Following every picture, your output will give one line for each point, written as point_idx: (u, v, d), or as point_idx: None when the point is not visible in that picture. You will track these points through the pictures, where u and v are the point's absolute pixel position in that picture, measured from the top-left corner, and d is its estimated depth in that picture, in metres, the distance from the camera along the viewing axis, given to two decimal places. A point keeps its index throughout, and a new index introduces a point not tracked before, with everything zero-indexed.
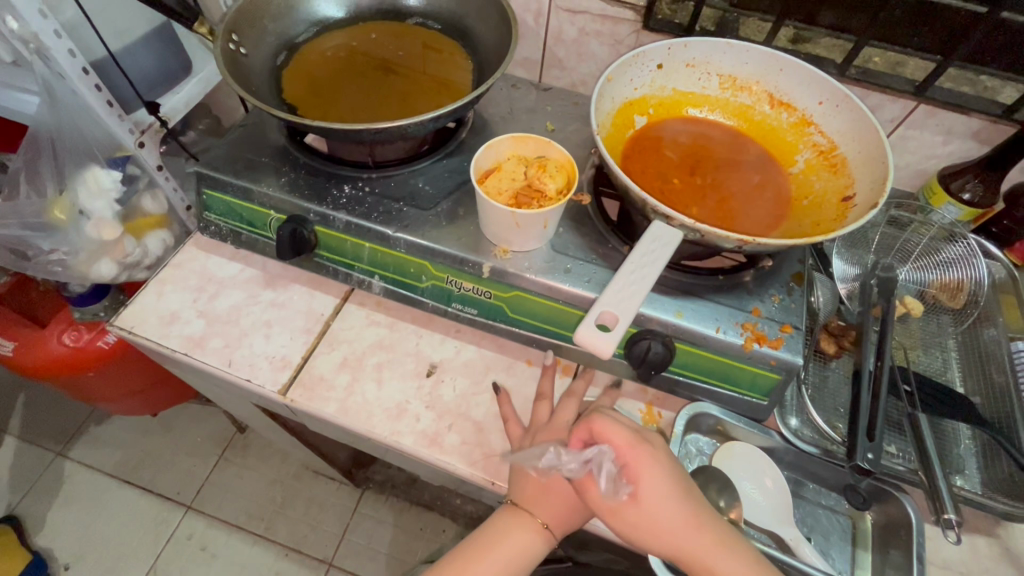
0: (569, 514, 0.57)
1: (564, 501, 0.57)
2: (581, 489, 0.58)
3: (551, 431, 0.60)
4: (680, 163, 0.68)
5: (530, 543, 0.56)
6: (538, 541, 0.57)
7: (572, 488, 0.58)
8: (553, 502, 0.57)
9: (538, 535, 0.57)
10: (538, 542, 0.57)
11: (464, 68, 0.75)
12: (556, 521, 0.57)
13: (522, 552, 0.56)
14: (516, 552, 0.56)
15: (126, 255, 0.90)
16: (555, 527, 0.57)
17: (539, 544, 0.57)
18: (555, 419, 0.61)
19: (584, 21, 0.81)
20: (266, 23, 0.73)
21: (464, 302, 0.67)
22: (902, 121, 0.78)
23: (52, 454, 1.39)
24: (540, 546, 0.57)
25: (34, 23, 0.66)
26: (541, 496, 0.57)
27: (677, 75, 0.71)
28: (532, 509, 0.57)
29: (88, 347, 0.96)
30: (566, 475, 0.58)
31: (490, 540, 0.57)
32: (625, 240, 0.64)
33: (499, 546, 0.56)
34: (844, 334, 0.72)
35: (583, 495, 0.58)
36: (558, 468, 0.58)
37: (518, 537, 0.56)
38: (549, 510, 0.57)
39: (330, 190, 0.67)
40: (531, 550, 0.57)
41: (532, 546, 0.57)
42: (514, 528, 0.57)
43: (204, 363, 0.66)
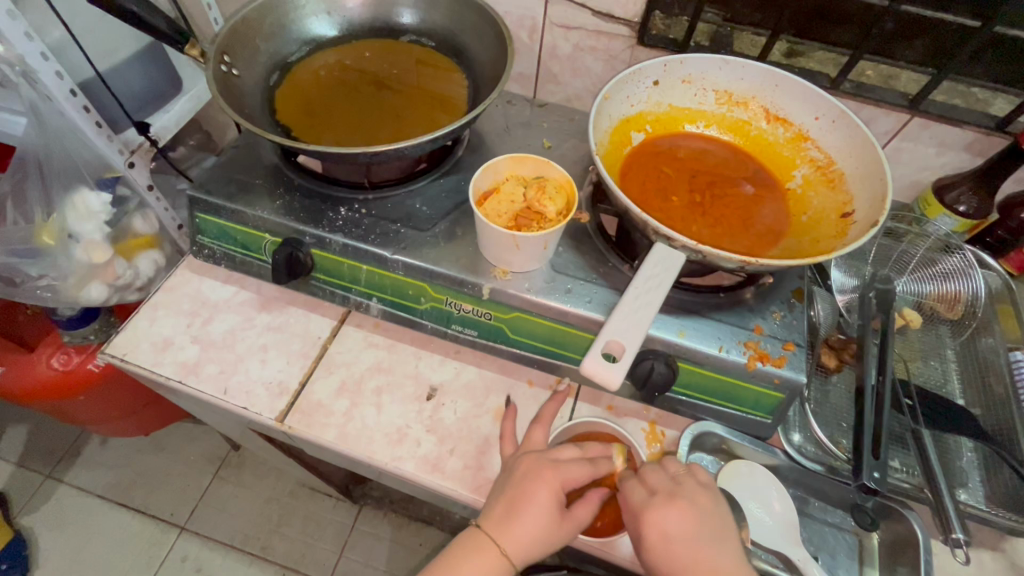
0: (535, 546, 0.53)
1: (525, 526, 0.53)
2: (548, 518, 0.53)
3: (535, 460, 0.56)
4: (678, 180, 0.68)
5: (489, 568, 0.53)
6: (499, 570, 0.53)
7: (541, 518, 0.53)
8: (516, 527, 0.53)
9: (498, 562, 0.53)
10: (498, 569, 0.53)
11: (460, 84, 0.75)
12: (519, 549, 0.53)
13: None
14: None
15: (117, 277, 0.88)
16: (514, 554, 0.53)
17: (499, 572, 0.53)
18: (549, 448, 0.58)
19: (579, 37, 0.81)
20: (258, 43, 0.72)
21: (464, 323, 0.66)
22: (896, 133, 0.78)
23: (40, 476, 1.36)
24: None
25: (20, 45, 0.64)
26: (507, 522, 0.54)
27: (673, 91, 0.71)
28: (495, 535, 0.54)
29: (78, 370, 0.94)
30: (530, 498, 0.54)
31: (451, 564, 0.54)
32: (625, 259, 0.64)
33: (458, 573, 0.53)
34: (844, 347, 0.71)
35: (548, 522, 0.53)
36: (529, 492, 0.54)
37: (473, 559, 0.53)
38: (509, 534, 0.53)
39: (325, 212, 0.66)
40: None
41: (490, 571, 0.53)
42: (472, 555, 0.54)
43: (198, 390, 0.65)
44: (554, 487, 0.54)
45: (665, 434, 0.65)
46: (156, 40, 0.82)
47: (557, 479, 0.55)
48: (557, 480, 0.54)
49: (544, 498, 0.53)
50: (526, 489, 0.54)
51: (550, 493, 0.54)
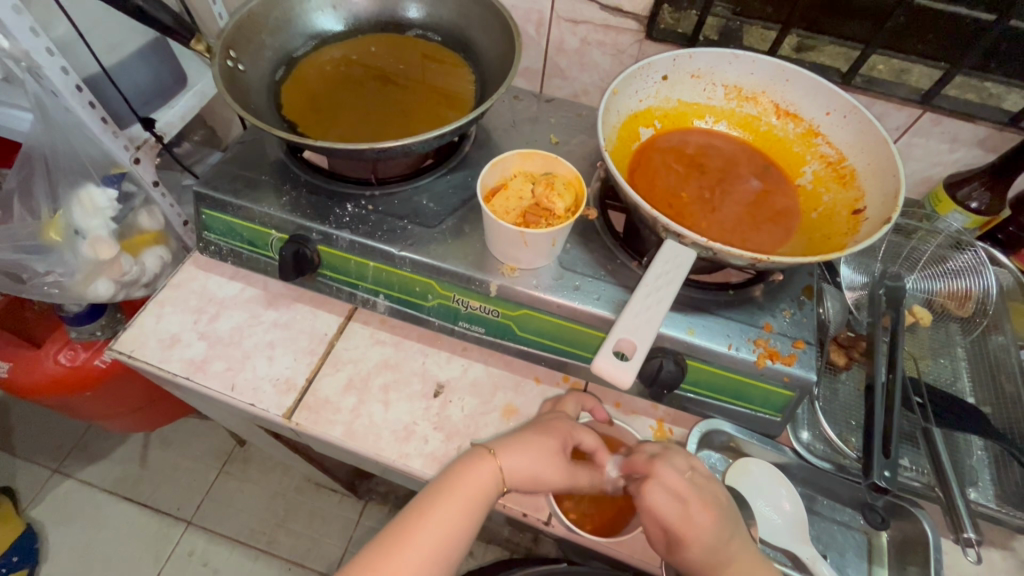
0: (528, 467, 0.54)
1: (524, 445, 0.55)
2: (549, 448, 0.56)
3: (545, 415, 0.61)
4: (686, 175, 0.68)
5: (483, 479, 0.53)
6: (488, 483, 0.53)
7: (540, 444, 0.56)
8: (514, 443, 0.55)
9: (489, 472, 0.53)
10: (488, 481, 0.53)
11: (467, 79, 0.74)
12: (515, 465, 0.54)
13: (467, 487, 0.53)
14: (465, 487, 0.53)
15: (124, 272, 0.86)
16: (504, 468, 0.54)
17: (488, 486, 0.53)
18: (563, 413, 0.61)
19: (586, 31, 0.80)
20: (264, 38, 0.71)
21: (471, 320, 0.66)
22: (908, 129, 0.78)
23: (48, 471, 1.37)
24: (486, 488, 0.53)
25: (26, 41, 0.64)
26: (508, 441, 0.56)
27: (682, 86, 0.71)
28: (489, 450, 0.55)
29: (84, 366, 0.95)
30: (537, 428, 0.57)
31: (445, 475, 0.54)
32: (634, 256, 0.63)
33: (450, 479, 0.53)
34: (853, 344, 0.72)
35: (546, 447, 0.55)
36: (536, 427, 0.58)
37: (470, 466, 0.54)
38: (506, 447, 0.55)
39: (332, 209, 0.66)
40: (478, 493, 0.53)
41: (483, 482, 0.53)
42: (466, 462, 0.54)
43: (205, 387, 0.65)
44: (562, 429, 0.58)
45: (673, 431, 0.65)
46: (160, 36, 0.82)
47: (566, 426, 0.58)
48: (564, 426, 0.58)
49: (546, 430, 0.57)
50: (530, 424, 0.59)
51: (553, 430, 0.57)
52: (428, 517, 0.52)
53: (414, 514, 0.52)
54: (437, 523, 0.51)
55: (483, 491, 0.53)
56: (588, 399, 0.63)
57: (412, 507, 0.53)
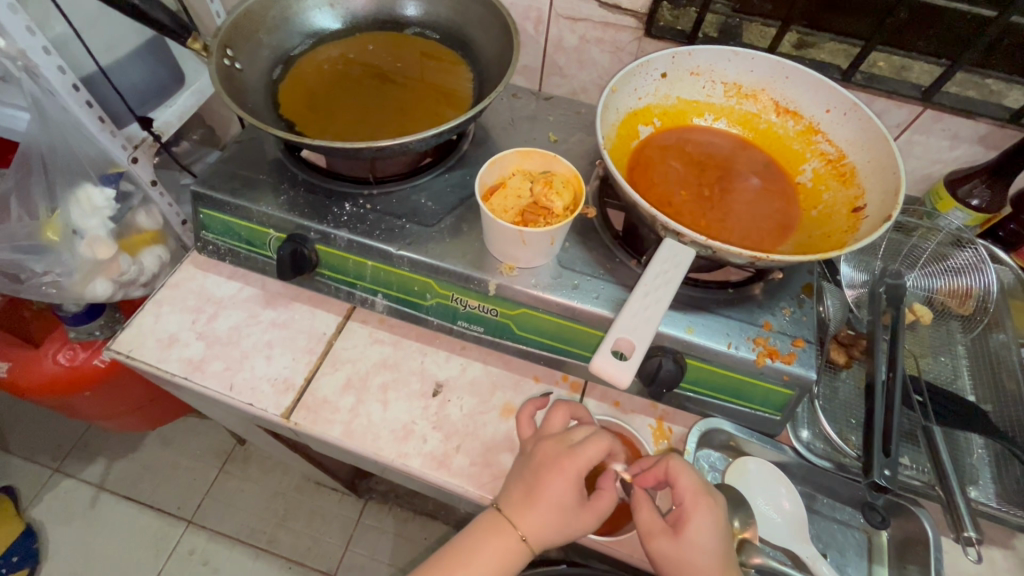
0: (550, 530, 0.51)
1: (541, 510, 0.51)
2: (567, 506, 0.51)
3: (554, 448, 0.53)
4: (686, 173, 0.67)
5: (506, 552, 0.52)
6: (514, 554, 0.52)
7: (557, 504, 0.51)
8: (533, 510, 0.52)
9: (514, 547, 0.52)
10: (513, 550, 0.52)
11: (465, 77, 0.74)
12: (536, 532, 0.52)
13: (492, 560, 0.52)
14: (490, 561, 0.52)
15: (121, 273, 0.87)
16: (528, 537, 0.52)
17: (515, 558, 0.52)
18: (564, 433, 0.55)
19: (585, 29, 0.80)
20: (261, 36, 0.71)
21: (469, 320, 0.66)
22: (908, 126, 0.77)
23: (48, 470, 1.38)
24: (514, 559, 0.52)
25: (22, 40, 0.64)
26: (523, 505, 0.52)
27: (681, 83, 0.70)
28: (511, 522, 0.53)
29: (84, 365, 0.95)
30: (549, 483, 0.52)
31: (465, 547, 0.53)
32: (632, 255, 0.63)
33: (472, 551, 0.52)
34: (854, 343, 0.71)
35: (565, 507, 0.51)
36: (546, 477, 0.52)
37: (490, 542, 0.52)
38: (525, 515, 0.52)
39: (330, 208, 0.66)
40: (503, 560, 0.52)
41: (507, 556, 0.52)
42: (488, 534, 0.53)
43: (204, 387, 0.65)
44: (574, 477, 0.51)
45: (672, 430, 0.65)
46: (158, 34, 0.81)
47: (577, 468, 0.52)
48: (575, 467, 0.52)
49: (562, 486, 0.51)
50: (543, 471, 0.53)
51: (566, 480, 0.51)
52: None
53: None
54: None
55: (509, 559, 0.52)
56: (576, 408, 0.59)
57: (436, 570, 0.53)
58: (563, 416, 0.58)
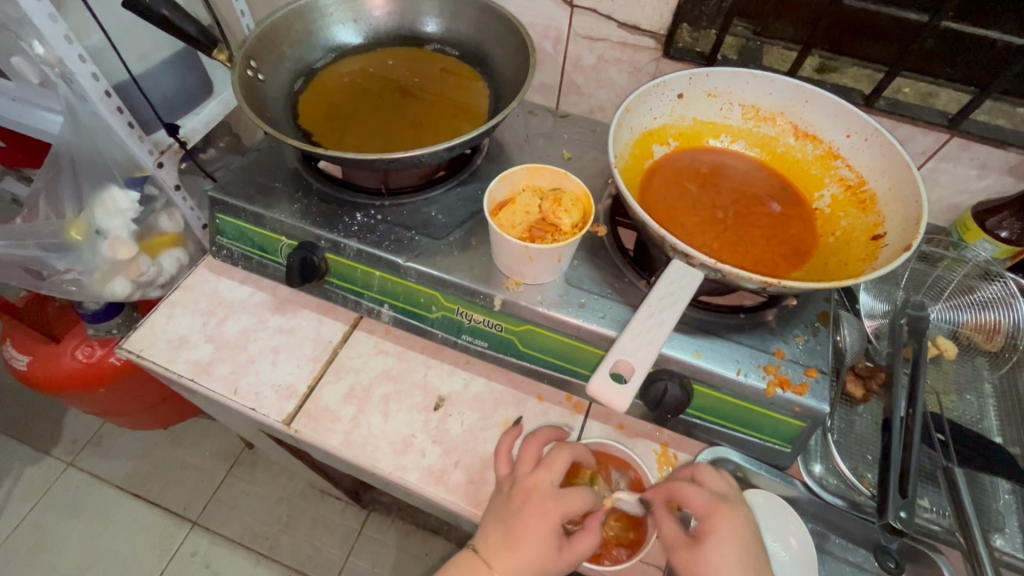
0: (526, 574, 0.50)
1: (519, 554, 0.51)
2: (545, 548, 0.51)
3: (532, 488, 0.53)
4: (699, 195, 0.66)
5: None
6: None
7: (537, 548, 0.51)
8: (511, 555, 0.51)
9: None
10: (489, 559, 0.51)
11: (482, 93, 0.74)
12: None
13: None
14: None
15: (140, 274, 0.89)
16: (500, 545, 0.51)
17: None
18: (538, 467, 0.55)
19: (604, 48, 0.80)
20: (285, 49, 0.73)
21: (474, 334, 0.65)
22: (934, 154, 0.75)
23: (63, 464, 1.41)
24: None
25: (60, 47, 0.67)
26: (503, 551, 0.51)
27: (698, 105, 0.70)
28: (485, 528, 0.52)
29: (100, 363, 0.97)
30: (530, 525, 0.51)
31: None
32: (642, 275, 0.62)
33: None
34: (872, 376, 0.68)
35: (544, 550, 0.51)
36: (527, 520, 0.52)
37: None
38: (503, 560, 0.51)
39: (342, 217, 0.66)
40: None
41: None
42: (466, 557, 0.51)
43: (209, 389, 0.65)
44: (553, 518, 0.52)
45: (678, 458, 0.63)
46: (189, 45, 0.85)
47: (558, 510, 0.52)
48: (557, 511, 0.52)
49: (541, 533, 0.51)
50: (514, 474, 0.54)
51: (548, 519, 0.52)
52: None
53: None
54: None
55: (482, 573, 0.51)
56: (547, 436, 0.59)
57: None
58: (535, 449, 0.57)
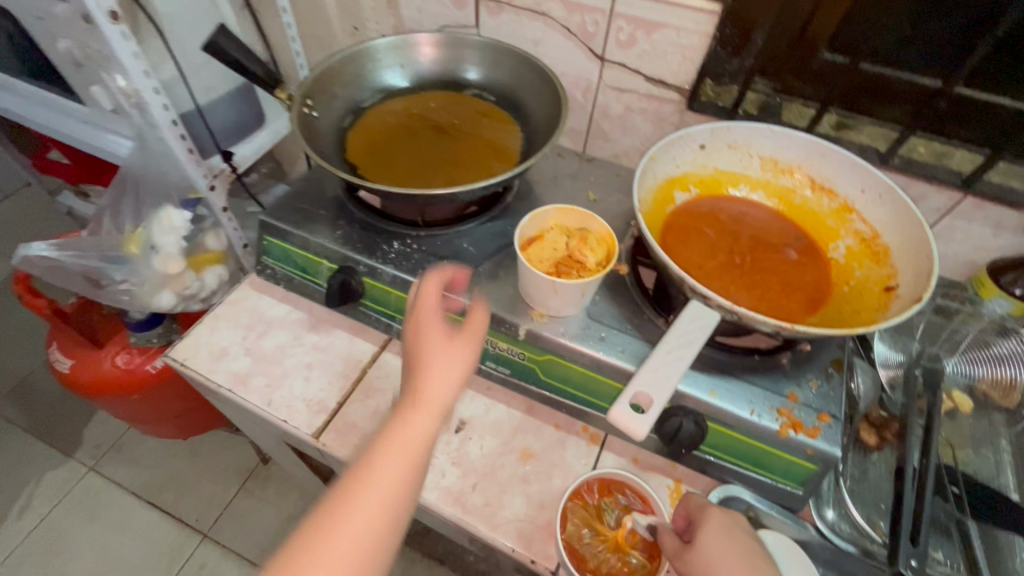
0: (451, 373, 0.52)
1: (432, 355, 0.52)
2: (445, 334, 0.53)
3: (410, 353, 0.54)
4: (718, 241, 0.70)
5: (422, 422, 0.49)
6: (427, 420, 0.49)
7: (435, 336, 0.53)
8: (427, 352, 0.52)
9: (425, 388, 0.50)
10: (413, 477, 0.47)
11: (515, 136, 0.80)
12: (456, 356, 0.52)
13: (386, 493, 0.46)
14: (395, 457, 0.47)
15: (185, 288, 0.94)
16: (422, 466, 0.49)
17: (427, 428, 0.49)
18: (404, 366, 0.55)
19: (630, 99, 0.85)
20: (338, 89, 0.80)
21: (498, 361, 0.69)
22: (948, 211, 0.78)
23: (85, 468, 1.45)
24: (446, 396, 0.51)
25: (138, 81, 0.75)
26: (416, 362, 0.52)
27: (719, 155, 0.74)
28: (397, 437, 0.48)
29: (137, 370, 1.02)
30: (424, 345, 0.53)
31: (348, 482, 0.46)
32: (660, 312, 0.65)
33: (380, 445, 0.47)
34: (886, 425, 0.69)
35: (450, 347, 0.53)
36: (416, 342, 0.54)
37: (398, 423, 0.49)
38: (421, 365, 0.52)
39: (380, 244, 0.71)
40: (400, 508, 0.46)
41: (428, 420, 0.49)
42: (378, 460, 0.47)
43: (245, 400, 0.69)
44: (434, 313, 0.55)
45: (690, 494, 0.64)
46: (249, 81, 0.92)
47: (432, 307, 0.55)
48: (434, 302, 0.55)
49: (434, 342, 0.53)
50: (437, 372, 0.51)
51: (432, 318, 0.54)
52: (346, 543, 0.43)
53: (328, 518, 0.44)
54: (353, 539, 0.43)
55: (407, 501, 0.47)
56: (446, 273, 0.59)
57: (324, 511, 0.44)
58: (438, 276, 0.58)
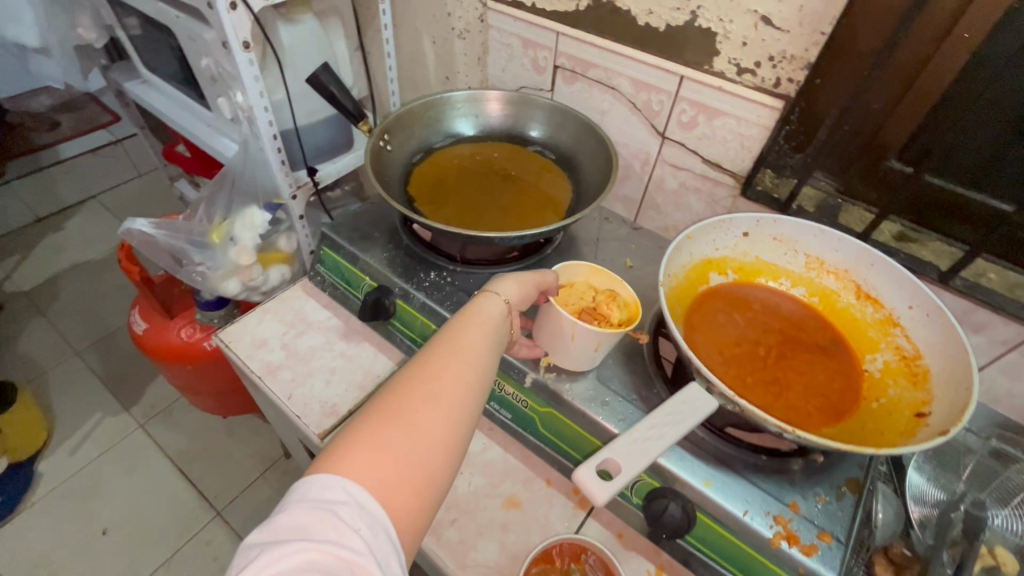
0: (502, 307, 0.55)
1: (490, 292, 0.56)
2: (508, 282, 0.58)
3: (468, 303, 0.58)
4: (745, 329, 0.69)
5: (478, 338, 0.51)
6: (482, 338, 0.51)
7: (495, 284, 0.57)
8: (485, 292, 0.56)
9: (484, 311, 0.53)
10: (479, 383, 0.48)
11: (566, 195, 0.84)
12: (512, 293, 0.57)
13: (457, 390, 0.47)
14: (454, 367, 0.48)
15: (251, 279, 1.04)
16: (486, 376, 0.50)
17: (482, 344, 0.51)
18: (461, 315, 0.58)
19: (685, 177, 0.87)
20: (415, 129, 0.88)
21: (501, 404, 0.71)
22: (1016, 346, 0.71)
23: (135, 424, 1.59)
24: (496, 321, 0.53)
25: (253, 99, 0.87)
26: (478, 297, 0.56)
27: (762, 245, 0.74)
28: (460, 348, 0.49)
29: (196, 344, 1.13)
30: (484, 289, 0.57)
31: (411, 379, 0.46)
32: (669, 388, 0.65)
33: (438, 355, 0.49)
34: (907, 566, 0.61)
35: (506, 291, 0.57)
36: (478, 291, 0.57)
37: (456, 336, 0.50)
38: (482, 298, 0.55)
39: (418, 272, 0.76)
40: (467, 407, 0.47)
41: (483, 336, 0.51)
42: (447, 363, 0.48)
43: (270, 389, 0.75)
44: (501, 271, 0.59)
45: None
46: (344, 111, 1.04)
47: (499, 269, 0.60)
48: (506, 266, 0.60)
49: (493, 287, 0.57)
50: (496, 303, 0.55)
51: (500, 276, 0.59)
52: (419, 427, 0.43)
53: (401, 403, 0.45)
54: (429, 426, 0.44)
55: (475, 404, 0.48)
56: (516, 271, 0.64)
57: (396, 399, 0.45)
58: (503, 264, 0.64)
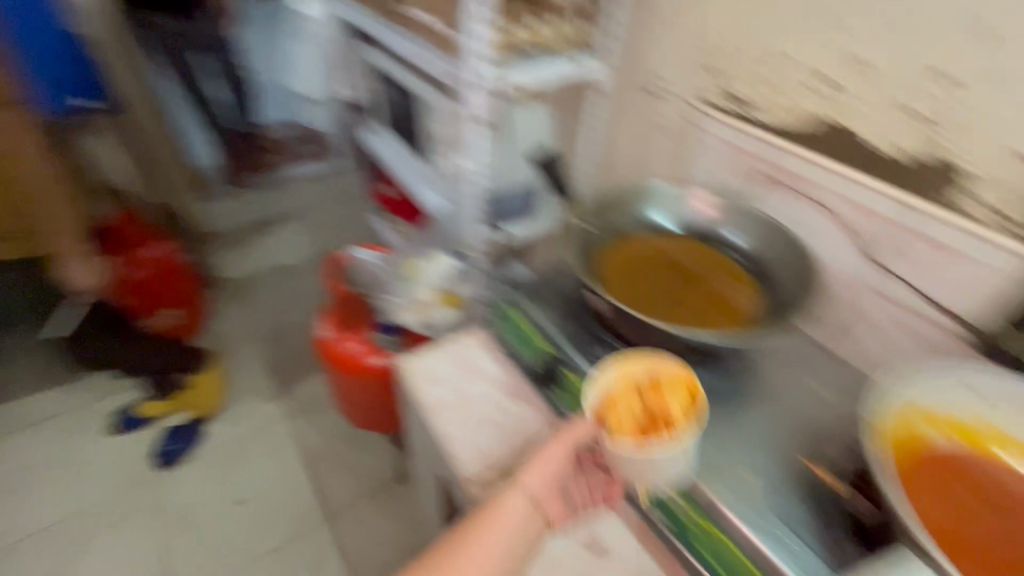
0: (529, 501, 0.63)
1: (536, 472, 0.65)
2: (553, 460, 0.65)
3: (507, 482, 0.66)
4: (966, 507, 0.59)
5: (501, 539, 0.60)
6: (507, 539, 0.61)
7: (544, 465, 0.65)
8: (529, 474, 0.65)
9: (510, 512, 0.62)
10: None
11: (753, 304, 0.81)
12: (536, 484, 0.64)
13: None
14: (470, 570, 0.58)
15: (429, 314, 1.13)
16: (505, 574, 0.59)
17: (503, 547, 0.60)
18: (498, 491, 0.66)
19: (892, 309, 0.81)
20: (610, 212, 0.92)
21: (657, 507, 0.68)
22: None
23: (282, 415, 1.86)
24: (519, 521, 0.62)
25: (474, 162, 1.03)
26: (514, 483, 0.64)
27: (1003, 412, 0.63)
28: (480, 555, 0.59)
29: (367, 360, 1.27)
30: (526, 474, 0.65)
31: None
32: (862, 547, 0.60)
33: (459, 557, 0.59)
34: None
35: (539, 478, 0.64)
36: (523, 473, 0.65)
37: (481, 536, 0.60)
38: (520, 482, 0.64)
39: (590, 348, 0.80)
40: None
41: (507, 538, 0.61)
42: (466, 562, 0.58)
43: (435, 425, 0.82)
44: (558, 444, 0.65)
45: None
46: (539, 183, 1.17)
47: (558, 441, 0.65)
48: (562, 437, 0.65)
49: (532, 475, 0.65)
50: (519, 497, 0.63)
51: (552, 453, 0.65)
52: None
53: None
54: None
55: None
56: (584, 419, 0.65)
57: None
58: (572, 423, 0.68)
